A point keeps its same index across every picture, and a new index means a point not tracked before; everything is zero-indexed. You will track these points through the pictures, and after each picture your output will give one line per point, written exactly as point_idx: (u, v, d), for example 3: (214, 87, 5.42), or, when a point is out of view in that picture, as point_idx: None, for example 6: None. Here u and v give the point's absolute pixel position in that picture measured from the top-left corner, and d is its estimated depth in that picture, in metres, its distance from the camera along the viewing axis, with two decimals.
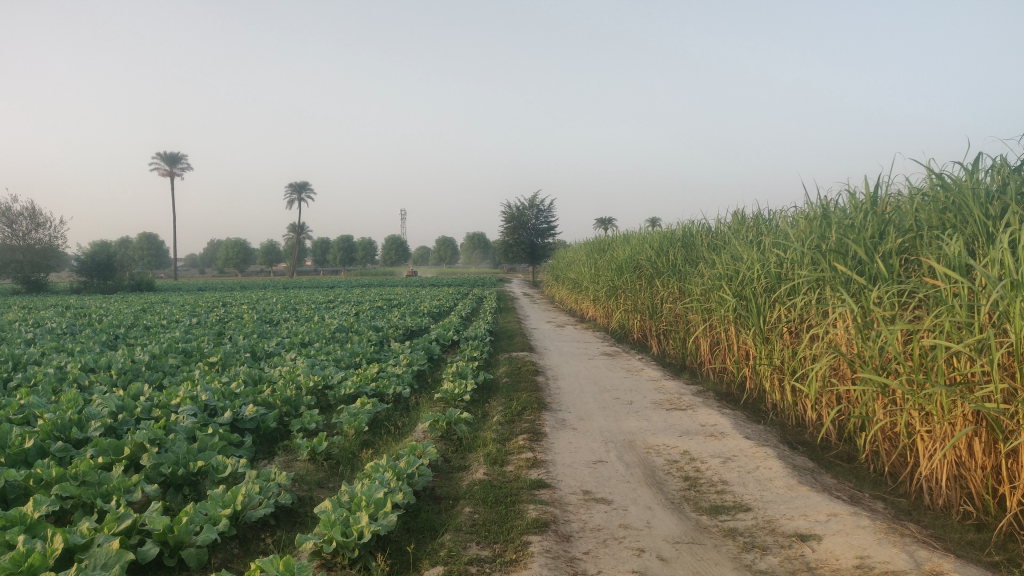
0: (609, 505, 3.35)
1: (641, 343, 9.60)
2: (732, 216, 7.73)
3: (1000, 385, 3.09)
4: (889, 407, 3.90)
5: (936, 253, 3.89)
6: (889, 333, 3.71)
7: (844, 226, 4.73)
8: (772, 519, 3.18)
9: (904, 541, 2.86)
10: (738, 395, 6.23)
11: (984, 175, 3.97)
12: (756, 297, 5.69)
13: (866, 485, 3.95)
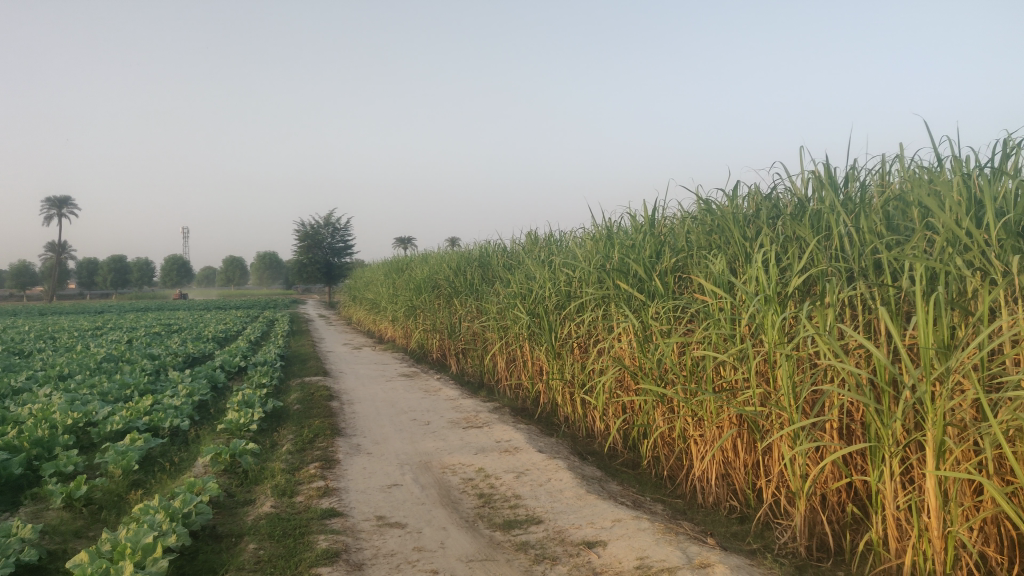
0: (403, 528, 3.32)
1: (440, 361, 9.67)
2: (526, 237, 8.01)
3: (757, 390, 3.45)
4: (667, 414, 4.22)
5: (704, 272, 4.28)
6: (666, 346, 4.03)
7: (625, 247, 5.06)
8: (561, 530, 3.30)
9: (678, 539, 3.08)
10: (532, 410, 6.44)
11: (742, 202, 4.43)
12: (547, 314, 5.93)
13: (648, 489, 4.23)
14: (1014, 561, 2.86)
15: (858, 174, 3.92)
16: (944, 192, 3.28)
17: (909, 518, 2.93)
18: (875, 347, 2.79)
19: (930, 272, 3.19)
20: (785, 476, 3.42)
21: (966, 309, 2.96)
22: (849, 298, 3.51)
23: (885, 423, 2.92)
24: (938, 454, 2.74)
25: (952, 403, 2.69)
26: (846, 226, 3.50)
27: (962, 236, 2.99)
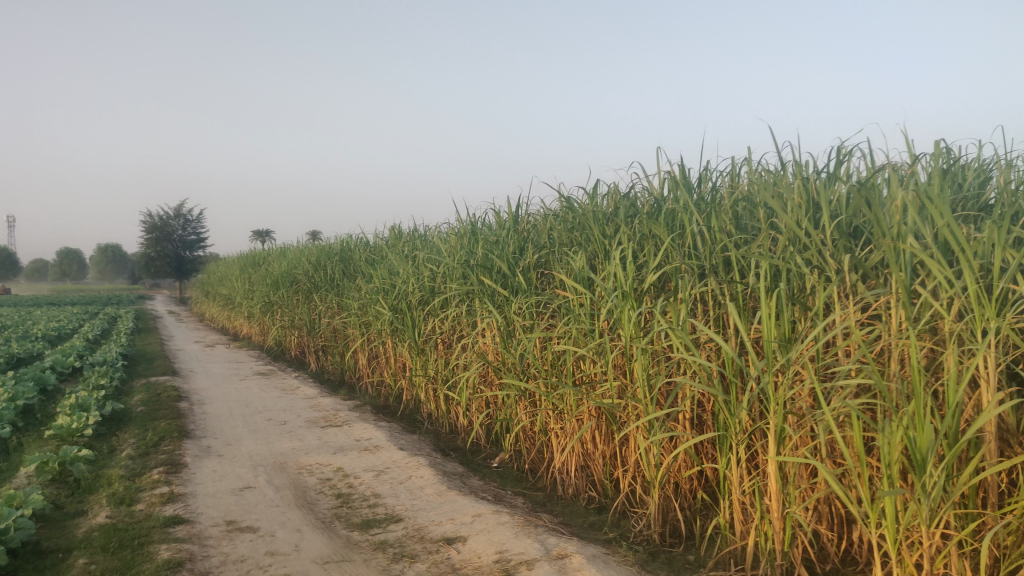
0: (255, 532, 3.18)
1: (299, 359, 9.38)
2: (390, 231, 7.90)
3: (614, 383, 3.54)
4: (529, 408, 4.27)
5: (565, 268, 4.36)
6: (528, 341, 4.07)
7: (489, 243, 5.08)
8: (421, 527, 3.27)
9: (536, 531, 3.12)
10: (395, 407, 6.36)
11: (601, 200, 4.54)
12: (411, 309, 5.87)
13: (510, 483, 4.27)
14: (843, 536, 3.09)
15: (710, 176, 4.11)
16: (786, 195, 3.49)
17: (752, 502, 3.10)
18: (723, 340, 2.93)
19: (773, 270, 3.38)
20: (640, 466, 3.54)
21: (803, 304, 3.17)
22: (700, 294, 3.67)
23: (731, 413, 3.07)
24: (778, 441, 2.91)
25: (791, 392, 2.87)
26: (698, 225, 3.66)
27: (801, 236, 3.18)
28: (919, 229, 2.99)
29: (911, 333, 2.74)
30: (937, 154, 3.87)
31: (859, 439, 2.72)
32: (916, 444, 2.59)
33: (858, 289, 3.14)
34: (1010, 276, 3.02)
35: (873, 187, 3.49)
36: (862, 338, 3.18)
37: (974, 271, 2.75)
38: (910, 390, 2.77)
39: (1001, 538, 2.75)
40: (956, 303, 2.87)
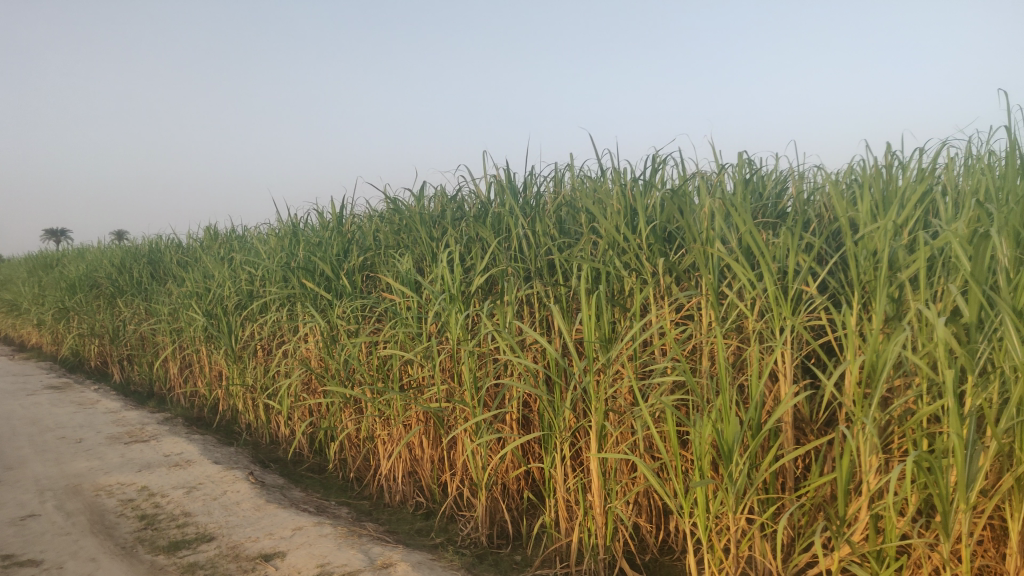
0: (39, 565, 2.84)
1: (100, 370, 8.61)
2: (204, 232, 7.42)
3: (441, 386, 3.48)
4: (354, 415, 4.13)
5: (391, 271, 4.25)
6: (352, 346, 3.93)
7: (312, 245, 4.87)
8: (235, 545, 3.05)
9: (361, 541, 2.99)
10: (210, 418, 5.96)
11: (428, 202, 4.48)
12: (227, 314, 5.52)
13: (334, 492, 4.10)
14: (661, 527, 3.20)
15: (535, 180, 4.16)
16: (607, 201, 3.59)
17: (577, 498, 3.15)
18: (546, 341, 2.95)
19: (595, 272, 3.46)
20: (468, 469, 3.50)
21: (622, 305, 3.26)
22: (526, 296, 3.69)
23: (555, 411, 3.11)
24: (600, 438, 2.96)
25: (611, 391, 2.93)
26: (524, 228, 3.68)
27: (620, 240, 3.28)
28: (725, 234, 3.16)
29: (719, 331, 2.88)
30: (741, 164, 4.12)
31: (673, 432, 2.83)
32: (724, 435, 2.72)
33: (672, 290, 3.28)
34: (804, 278, 3.26)
35: (686, 194, 3.66)
36: (675, 337, 3.31)
37: (772, 274, 2.94)
38: (718, 386, 2.90)
39: (796, 519, 2.95)
40: (757, 302, 3.05)
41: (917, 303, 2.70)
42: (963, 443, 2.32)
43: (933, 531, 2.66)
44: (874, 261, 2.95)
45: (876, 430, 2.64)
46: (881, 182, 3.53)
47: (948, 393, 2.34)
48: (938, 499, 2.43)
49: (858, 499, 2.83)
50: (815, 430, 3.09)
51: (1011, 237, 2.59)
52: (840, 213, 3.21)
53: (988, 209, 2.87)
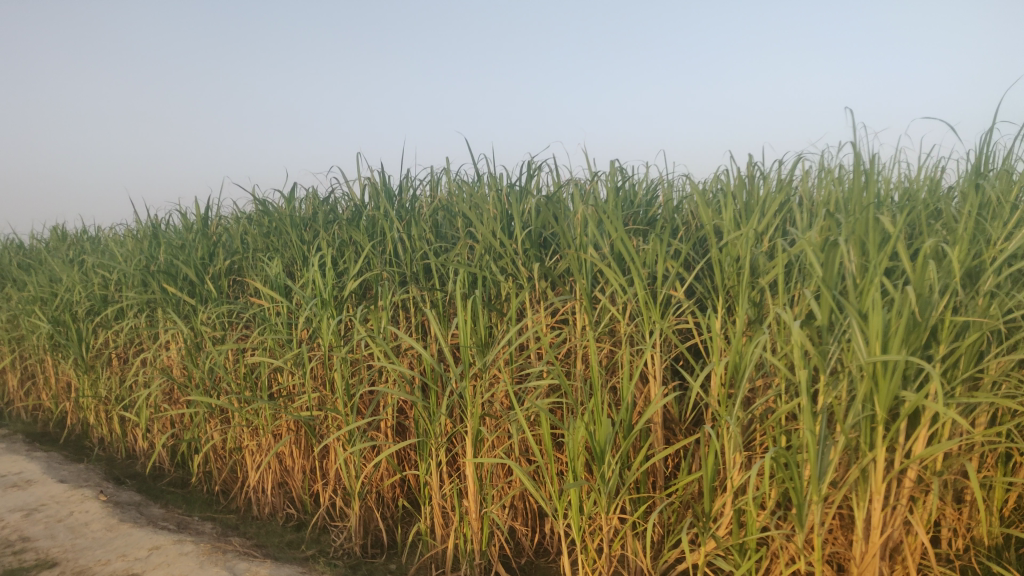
0: None
1: None
2: (51, 232, 6.88)
3: (312, 394, 3.35)
4: (219, 426, 3.91)
5: (260, 275, 4.06)
6: (216, 354, 3.72)
7: (173, 247, 4.60)
8: (83, 570, 2.81)
9: (225, 558, 2.83)
10: (57, 433, 5.52)
11: (299, 204, 4.32)
12: (77, 321, 5.13)
13: (197, 507, 3.87)
14: (536, 529, 3.20)
15: (411, 183, 4.09)
16: (483, 205, 3.56)
17: (453, 504, 3.10)
18: (420, 346, 2.89)
19: (470, 277, 3.42)
20: (341, 478, 3.38)
21: (497, 309, 3.24)
22: (401, 300, 3.61)
23: (430, 417, 3.04)
24: (476, 443, 2.92)
25: (487, 396, 2.90)
26: (399, 232, 3.60)
27: (496, 244, 3.25)
28: (598, 240, 3.19)
29: (591, 335, 2.91)
30: (613, 172, 4.20)
31: (547, 436, 2.83)
32: (596, 437, 2.74)
33: (547, 295, 3.29)
34: (672, 283, 3.34)
35: (561, 200, 3.69)
36: (550, 342, 3.32)
37: (643, 279, 2.99)
38: (592, 388, 2.93)
39: (666, 517, 3.02)
40: (629, 307, 3.10)
41: (776, 308, 2.82)
42: (815, 438, 2.43)
43: (790, 523, 2.77)
44: (736, 267, 3.06)
45: (739, 428, 2.73)
46: (744, 192, 3.67)
47: (802, 391, 2.45)
48: (792, 493, 2.54)
49: (721, 495, 2.91)
50: (683, 429, 3.17)
51: (858, 244, 2.74)
52: (707, 221, 3.32)
53: (839, 219, 3.03)
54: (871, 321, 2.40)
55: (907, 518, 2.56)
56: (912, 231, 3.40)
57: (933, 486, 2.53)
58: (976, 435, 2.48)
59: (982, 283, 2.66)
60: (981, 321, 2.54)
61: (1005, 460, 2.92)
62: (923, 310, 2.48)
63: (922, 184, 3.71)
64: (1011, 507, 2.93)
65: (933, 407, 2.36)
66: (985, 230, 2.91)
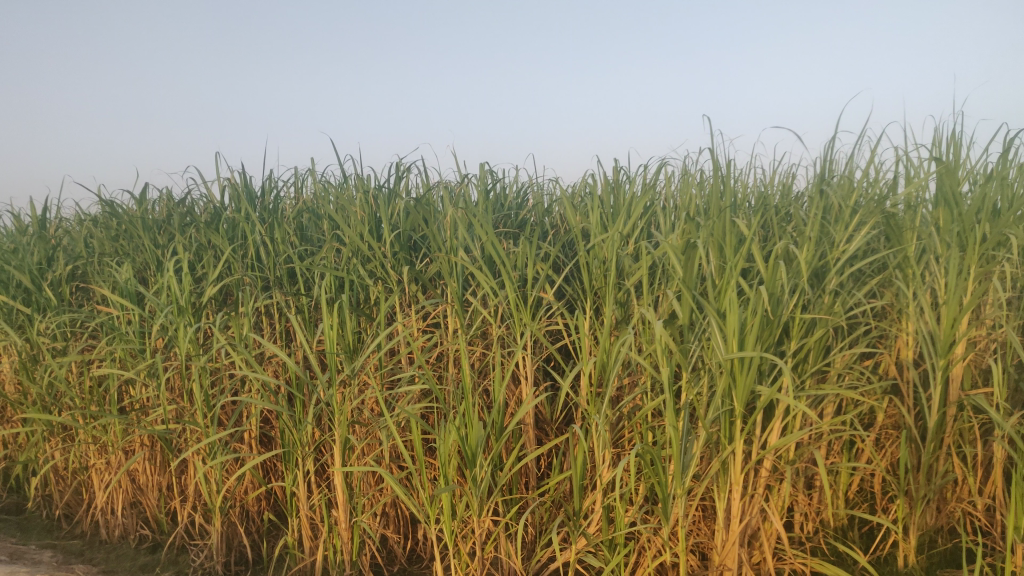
0: None
1: None
2: None
3: (167, 406, 3.14)
4: (61, 445, 3.61)
5: (107, 280, 3.78)
6: (58, 367, 3.43)
7: (6, 252, 4.21)
8: None
9: None
10: None
11: (151, 205, 4.05)
12: None
13: (36, 534, 3.55)
14: (409, 536, 3.13)
15: (273, 185, 3.92)
16: (350, 208, 3.46)
17: (321, 515, 2.98)
18: (285, 354, 2.75)
19: (338, 281, 3.32)
20: (200, 494, 3.19)
21: (366, 314, 3.15)
22: (265, 306, 3.45)
23: (296, 427, 2.91)
24: (344, 451, 2.82)
25: (355, 403, 2.81)
26: (261, 235, 3.44)
27: (364, 247, 3.16)
28: (468, 243, 3.16)
29: (461, 339, 2.87)
30: (482, 175, 4.19)
31: (418, 441, 2.77)
32: (467, 441, 2.71)
33: (417, 299, 3.23)
34: (542, 286, 3.36)
35: (430, 203, 3.64)
36: (421, 346, 3.26)
37: (513, 281, 2.99)
38: (463, 391, 2.89)
39: (538, 516, 3.03)
40: (499, 309, 3.09)
41: (640, 308, 2.88)
42: (678, 434, 2.49)
43: (656, 517, 2.83)
44: (603, 268, 3.11)
45: (607, 426, 2.77)
46: (610, 197, 3.75)
47: (665, 389, 2.51)
48: (657, 487, 2.59)
49: (591, 493, 2.95)
50: (554, 429, 3.19)
51: (716, 247, 2.85)
52: (574, 224, 3.36)
53: (699, 221, 3.14)
54: (727, 320, 2.48)
55: (763, 506, 2.67)
56: (764, 233, 3.56)
57: (786, 474, 2.65)
58: (824, 425, 2.62)
59: (827, 282, 2.81)
60: (827, 318, 2.68)
61: (849, 446, 3.10)
62: (774, 309, 2.59)
63: (773, 188, 3.90)
64: (855, 489, 3.09)
65: (785, 401, 2.46)
66: (829, 233, 3.08)
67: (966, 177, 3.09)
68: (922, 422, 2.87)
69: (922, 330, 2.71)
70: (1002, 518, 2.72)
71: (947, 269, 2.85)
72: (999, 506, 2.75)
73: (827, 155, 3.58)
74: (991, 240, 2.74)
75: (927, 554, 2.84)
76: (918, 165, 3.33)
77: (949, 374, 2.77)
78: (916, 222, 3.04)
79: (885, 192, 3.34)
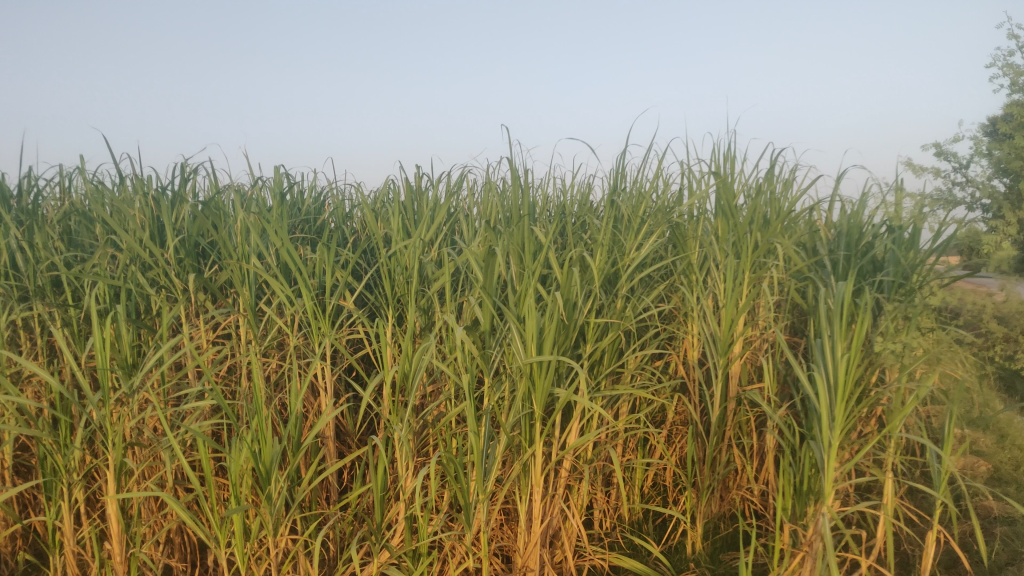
0: None
1: None
2: None
3: None
4: None
5: None
6: None
7: None
8: None
9: None
10: None
11: None
12: None
13: None
14: (200, 563, 2.83)
15: (31, 181, 3.40)
16: (127, 209, 3.04)
17: (92, 550, 2.61)
18: (44, 373, 2.31)
19: (112, 291, 2.90)
20: None
21: (145, 326, 2.75)
22: (19, 320, 2.97)
23: (61, 454, 2.48)
24: (119, 477, 2.47)
25: (132, 424, 2.45)
26: (16, 239, 2.95)
27: (145, 254, 2.75)
28: (262, 250, 2.87)
29: (253, 352, 2.56)
30: (277, 178, 3.89)
31: (207, 461, 2.43)
32: (261, 458, 2.41)
33: (205, 308, 2.91)
34: (341, 293, 3.14)
35: (220, 206, 3.32)
36: (209, 359, 2.95)
37: (310, 289, 2.75)
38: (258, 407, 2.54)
39: (339, 532, 2.83)
40: (295, 319, 2.81)
41: (443, 314, 2.75)
42: (480, 441, 2.39)
43: (458, 523, 2.70)
44: (404, 276, 2.94)
45: (408, 436, 2.58)
46: (412, 203, 3.60)
47: (465, 396, 2.39)
48: (460, 495, 2.46)
49: (393, 503, 2.75)
50: (355, 440, 2.97)
51: (517, 254, 2.78)
52: (375, 229, 3.17)
53: (499, 229, 3.06)
54: (527, 324, 2.42)
55: (562, 507, 2.64)
56: (563, 241, 3.56)
57: (586, 474, 2.64)
58: (618, 424, 2.65)
59: (619, 287, 2.85)
60: (620, 322, 2.70)
61: (643, 444, 3.15)
62: (570, 314, 2.57)
63: (573, 198, 3.92)
64: (649, 484, 3.15)
65: (583, 402, 2.44)
66: (622, 241, 3.13)
67: (741, 190, 3.24)
68: (707, 416, 2.95)
69: (705, 331, 2.82)
70: (773, 501, 2.82)
71: (724, 275, 2.94)
72: (771, 491, 2.84)
73: (619, 166, 3.64)
74: (762, 248, 2.88)
75: (712, 539, 2.89)
76: (699, 179, 3.48)
77: (729, 372, 2.88)
78: (699, 231, 3.15)
79: (672, 204, 3.44)
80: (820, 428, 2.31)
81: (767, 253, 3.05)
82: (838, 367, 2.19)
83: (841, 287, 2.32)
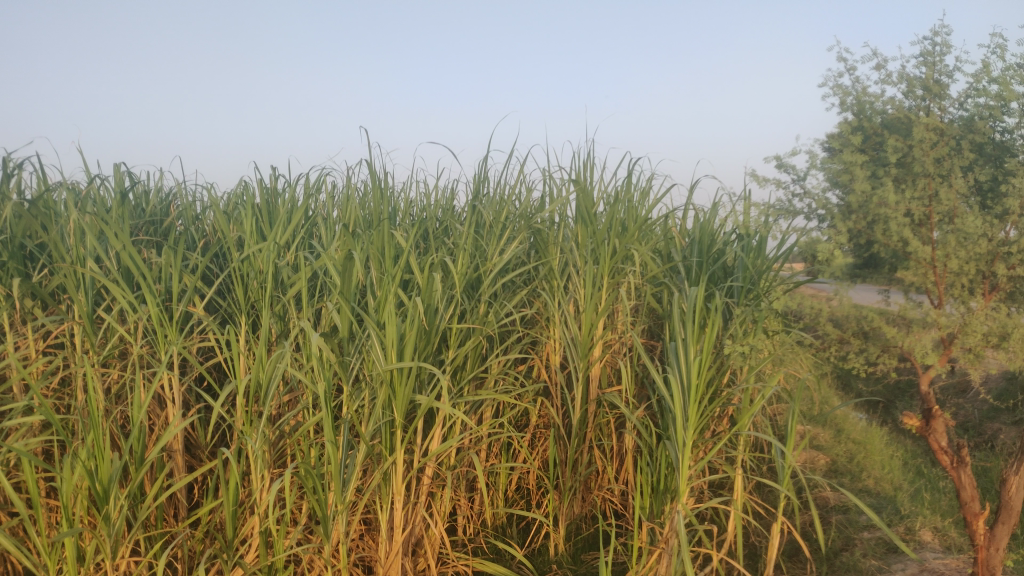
0: None
1: None
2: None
3: None
4: None
5: None
6: None
7: None
8: None
9: None
10: None
11: None
12: None
13: None
14: None
15: None
16: None
17: None
18: None
19: None
20: None
21: None
22: None
23: None
24: None
25: None
26: None
27: None
28: (101, 253, 2.52)
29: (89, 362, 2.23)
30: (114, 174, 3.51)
31: (33, 481, 2.14)
32: (98, 476, 2.14)
33: (34, 314, 2.50)
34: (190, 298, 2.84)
35: (52, 203, 2.92)
36: (39, 371, 2.57)
37: (156, 294, 2.43)
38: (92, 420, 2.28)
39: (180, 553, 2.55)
40: (139, 327, 2.47)
41: (301, 321, 2.53)
42: (337, 451, 2.21)
43: (316, 536, 2.48)
44: (259, 280, 2.70)
45: (264, 447, 2.35)
46: (267, 204, 3.34)
47: (323, 405, 2.19)
48: (317, 506, 2.26)
49: (247, 518, 2.50)
50: (206, 453, 2.65)
51: (376, 258, 2.55)
52: (225, 230, 2.89)
53: (358, 233, 2.88)
54: (387, 331, 2.26)
55: (425, 515, 2.50)
56: (425, 244, 3.41)
57: (448, 479, 2.51)
58: (482, 428, 2.55)
59: (482, 291, 2.74)
60: (483, 327, 2.58)
61: (506, 447, 3.06)
62: (431, 320, 2.44)
63: (437, 202, 3.78)
64: (512, 487, 3.04)
65: (444, 409, 2.31)
66: (483, 246, 3.02)
67: (601, 197, 3.22)
68: (569, 418, 2.88)
69: (565, 334, 2.78)
70: (632, 499, 2.78)
71: (582, 280, 2.85)
72: (630, 489, 2.82)
73: (483, 170, 3.53)
74: (619, 253, 2.86)
75: (574, 540, 2.86)
76: (560, 186, 3.44)
77: (588, 375, 2.83)
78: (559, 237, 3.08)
79: (535, 210, 3.37)
80: (672, 428, 2.30)
81: (625, 259, 3.02)
82: (692, 367, 2.21)
83: (692, 291, 2.32)
